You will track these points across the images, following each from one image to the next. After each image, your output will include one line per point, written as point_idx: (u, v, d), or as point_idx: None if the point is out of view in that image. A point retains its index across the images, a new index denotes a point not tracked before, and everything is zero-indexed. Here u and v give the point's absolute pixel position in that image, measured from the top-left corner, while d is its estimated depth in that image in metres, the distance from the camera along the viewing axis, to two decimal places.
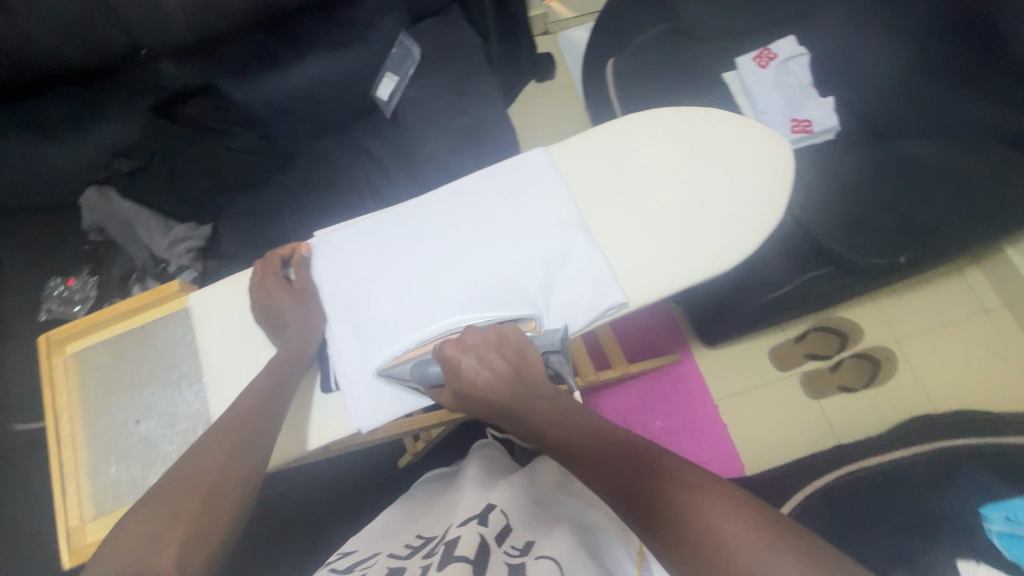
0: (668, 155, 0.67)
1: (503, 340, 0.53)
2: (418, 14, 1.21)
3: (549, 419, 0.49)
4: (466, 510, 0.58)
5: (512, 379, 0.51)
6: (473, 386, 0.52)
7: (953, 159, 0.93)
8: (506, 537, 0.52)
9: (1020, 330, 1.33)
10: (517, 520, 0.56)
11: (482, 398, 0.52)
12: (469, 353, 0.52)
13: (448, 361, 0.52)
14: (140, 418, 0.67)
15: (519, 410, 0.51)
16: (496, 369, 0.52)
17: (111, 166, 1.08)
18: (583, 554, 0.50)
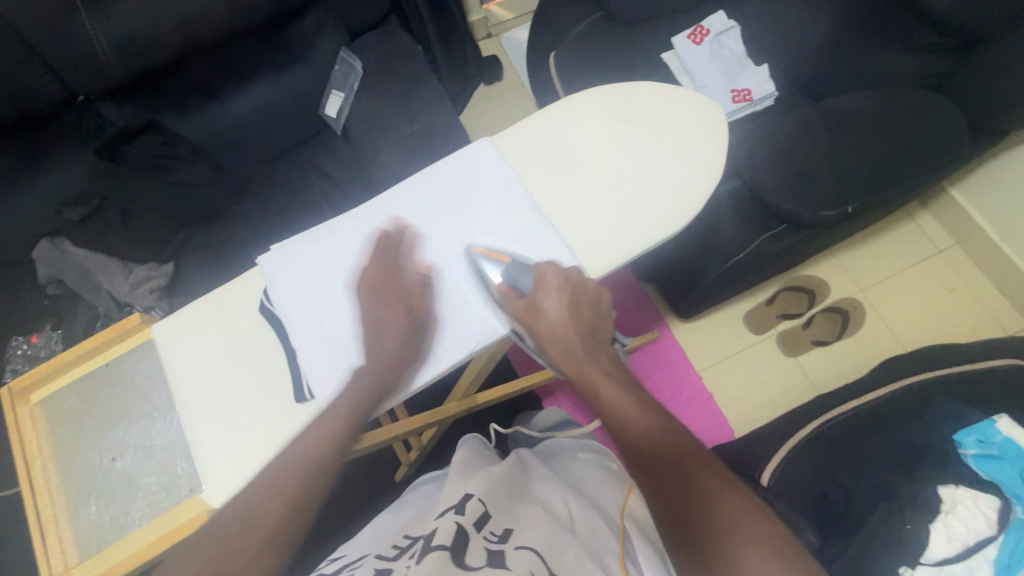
0: (608, 131, 0.70)
1: (590, 286, 0.58)
2: (356, 29, 1.22)
3: (604, 374, 0.53)
4: (448, 502, 0.59)
5: (581, 330, 0.56)
6: (548, 311, 0.56)
7: (878, 109, 0.99)
8: (485, 524, 0.53)
9: (971, 265, 1.39)
10: (496, 508, 0.57)
11: (550, 325, 0.55)
12: (562, 290, 0.57)
13: (545, 284, 0.57)
14: (116, 455, 0.68)
15: (579, 356, 0.54)
16: (579, 307, 0.56)
17: (60, 214, 1.03)
18: (559, 538, 0.52)
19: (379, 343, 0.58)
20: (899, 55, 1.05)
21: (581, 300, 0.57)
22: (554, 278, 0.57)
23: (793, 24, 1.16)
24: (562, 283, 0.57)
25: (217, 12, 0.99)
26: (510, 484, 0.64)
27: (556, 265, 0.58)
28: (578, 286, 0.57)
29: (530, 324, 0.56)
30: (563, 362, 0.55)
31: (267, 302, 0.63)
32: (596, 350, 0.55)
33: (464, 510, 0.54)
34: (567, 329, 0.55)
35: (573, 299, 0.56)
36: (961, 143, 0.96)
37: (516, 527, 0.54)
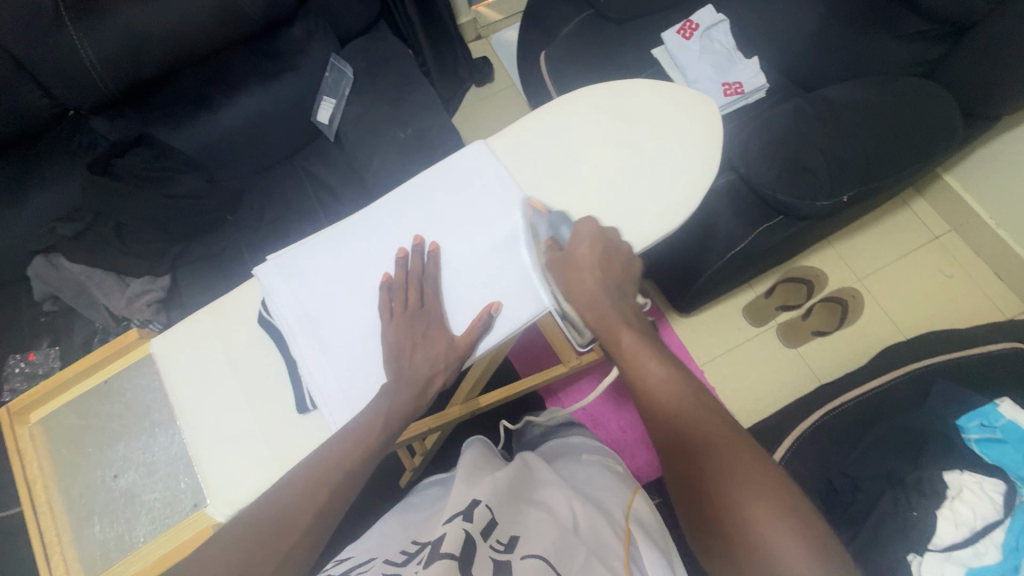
0: (602, 129, 0.70)
1: (624, 248, 0.59)
2: (346, 36, 1.22)
3: (625, 322, 0.54)
4: (455, 507, 0.58)
5: (608, 282, 0.56)
6: (580, 258, 0.57)
7: (870, 98, 1.00)
8: (492, 532, 0.53)
9: (967, 250, 1.40)
10: (502, 513, 0.56)
11: (583, 271, 0.56)
12: (598, 242, 0.58)
13: (584, 233, 0.58)
14: (118, 473, 0.67)
15: (603, 302, 0.55)
16: (609, 264, 0.57)
17: (54, 231, 1.00)
18: (567, 545, 0.52)
19: (411, 367, 0.58)
20: (889, 45, 1.04)
21: (613, 259, 0.58)
22: (589, 236, 0.58)
23: (782, 16, 1.16)
24: (595, 243, 0.57)
25: (206, 24, 0.98)
26: (516, 487, 0.63)
27: (594, 222, 0.59)
28: (612, 246, 0.58)
29: (565, 275, 0.57)
30: (585, 309, 0.55)
31: (265, 311, 0.62)
32: (620, 300, 0.56)
33: (472, 516, 0.54)
34: (598, 281, 0.56)
35: (607, 258, 0.57)
36: (953, 129, 0.97)
37: (522, 533, 0.53)
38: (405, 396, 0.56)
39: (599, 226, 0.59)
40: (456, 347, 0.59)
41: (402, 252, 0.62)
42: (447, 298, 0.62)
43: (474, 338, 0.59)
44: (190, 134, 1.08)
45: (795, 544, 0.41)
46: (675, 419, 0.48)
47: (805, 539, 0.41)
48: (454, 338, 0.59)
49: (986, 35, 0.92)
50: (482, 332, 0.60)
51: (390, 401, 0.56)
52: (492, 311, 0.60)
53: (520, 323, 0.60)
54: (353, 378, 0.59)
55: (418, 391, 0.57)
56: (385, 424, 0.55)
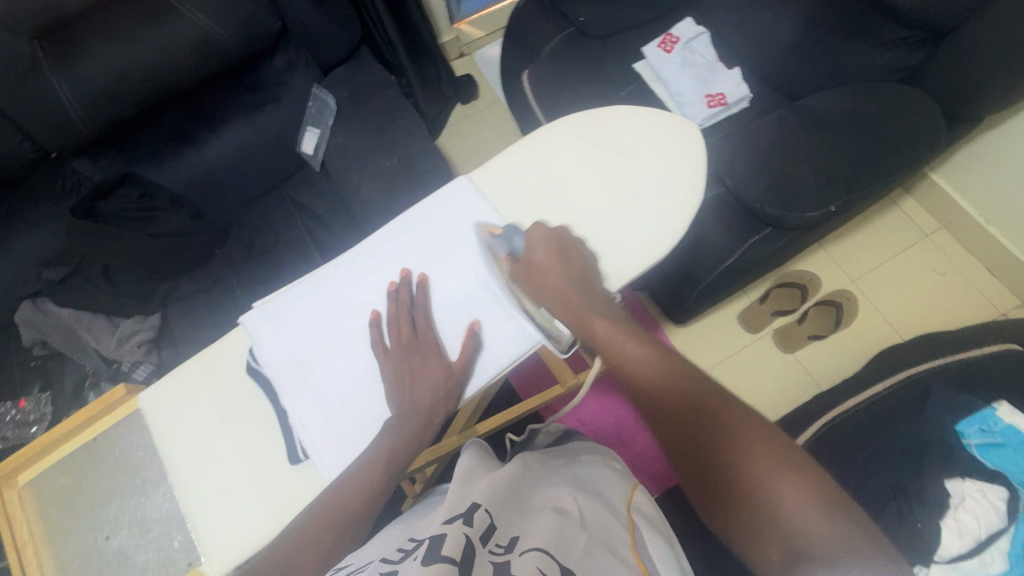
0: (587, 157, 0.70)
1: (579, 247, 0.60)
2: (326, 65, 1.19)
3: (593, 312, 0.56)
4: (452, 508, 0.55)
5: (573, 277, 0.57)
6: (538, 270, 0.58)
7: (852, 106, 1.00)
8: (491, 536, 0.51)
9: (959, 246, 1.40)
10: (500, 516, 0.54)
11: (546, 284, 0.57)
12: (547, 245, 0.59)
13: (533, 240, 0.60)
14: (110, 533, 0.66)
15: (570, 297, 0.56)
16: (566, 263, 0.58)
17: (39, 276, 0.99)
18: (566, 535, 0.52)
19: (410, 405, 0.57)
20: (870, 51, 1.04)
21: (571, 255, 0.59)
22: (542, 239, 0.59)
23: (762, 25, 1.16)
24: (549, 245, 0.59)
25: (186, 59, 0.99)
26: (517, 487, 0.61)
27: (544, 226, 0.60)
28: (567, 242, 0.60)
29: (529, 280, 0.58)
30: (558, 306, 0.57)
31: (252, 360, 0.62)
32: (586, 289, 0.57)
33: (472, 519, 0.51)
34: (563, 277, 0.57)
35: (563, 256, 0.58)
36: (938, 132, 0.97)
37: (522, 532, 0.53)
38: (406, 433, 0.56)
39: (550, 227, 0.61)
40: (453, 376, 0.58)
41: (392, 285, 0.62)
42: (442, 330, 0.62)
43: (471, 364, 0.59)
44: (173, 171, 1.08)
45: (795, 487, 0.43)
46: (671, 401, 0.49)
47: (805, 484, 0.43)
48: (451, 366, 0.58)
49: (966, 41, 0.92)
50: (478, 352, 0.60)
51: (391, 441, 0.56)
52: (477, 329, 0.60)
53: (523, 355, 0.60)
54: (344, 425, 0.59)
55: (418, 428, 0.56)
56: (388, 463, 0.54)
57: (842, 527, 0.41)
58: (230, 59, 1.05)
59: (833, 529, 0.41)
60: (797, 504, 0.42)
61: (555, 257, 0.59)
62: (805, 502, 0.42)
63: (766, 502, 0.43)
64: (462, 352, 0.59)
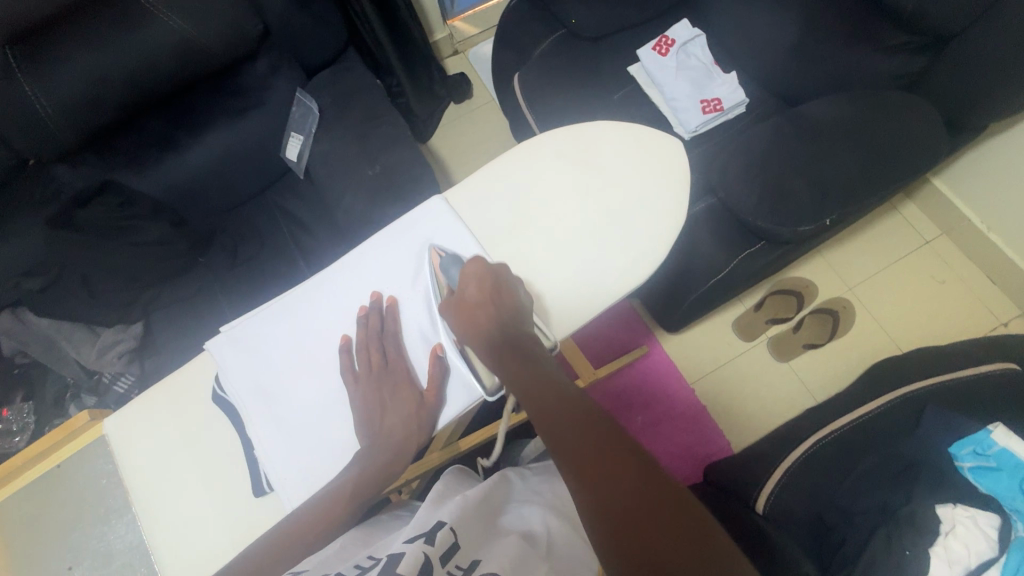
0: (568, 175, 0.67)
1: (514, 285, 0.57)
2: (311, 67, 1.16)
3: (515, 349, 0.52)
4: (416, 526, 0.52)
5: (500, 318, 0.54)
6: (469, 309, 0.55)
7: (848, 114, 0.97)
8: (454, 556, 0.48)
9: (961, 254, 1.37)
10: (466, 537, 0.51)
11: (474, 327, 0.54)
12: (478, 281, 0.56)
13: (468, 275, 0.57)
14: (73, 564, 0.72)
15: (495, 339, 0.53)
16: (499, 301, 0.55)
17: (16, 285, 0.97)
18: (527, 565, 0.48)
19: (381, 436, 0.55)
20: (871, 57, 1.00)
21: (504, 291, 0.56)
22: (474, 274, 0.57)
23: (759, 26, 1.12)
24: (481, 283, 0.56)
25: (165, 65, 0.96)
26: (490, 509, 0.58)
27: (482, 260, 0.58)
28: (502, 277, 0.56)
29: (456, 316, 0.56)
30: (482, 346, 0.53)
31: (218, 388, 0.60)
32: (514, 329, 0.54)
33: (434, 538, 0.49)
34: (491, 316, 0.54)
35: (496, 293, 0.55)
36: (937, 142, 0.94)
37: (485, 556, 0.49)
38: (378, 462, 0.54)
39: (486, 262, 0.58)
40: (426, 405, 0.56)
41: (362, 310, 0.60)
42: (414, 358, 0.60)
43: (442, 392, 0.57)
44: (153, 177, 1.05)
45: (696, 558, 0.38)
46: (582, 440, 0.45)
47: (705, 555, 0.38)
48: (423, 394, 0.57)
49: (968, 49, 0.88)
50: (445, 376, 0.58)
51: (359, 472, 0.54)
52: (440, 353, 0.58)
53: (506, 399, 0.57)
54: (309, 458, 0.57)
55: (391, 456, 0.54)
56: (359, 493, 0.52)
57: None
58: (212, 64, 1.02)
59: None
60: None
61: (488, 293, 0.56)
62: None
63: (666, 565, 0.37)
64: (430, 378, 0.57)
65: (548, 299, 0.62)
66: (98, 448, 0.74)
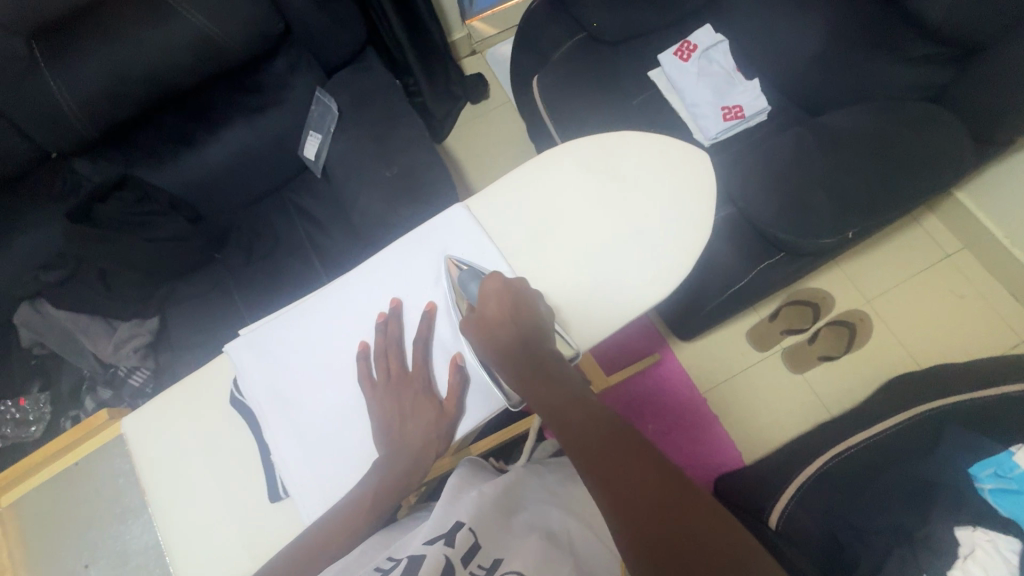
0: (589, 187, 0.67)
1: (534, 302, 0.55)
2: (329, 66, 1.16)
3: (534, 370, 0.51)
4: (433, 526, 0.51)
5: (521, 336, 0.53)
6: (490, 326, 0.54)
7: (872, 125, 0.95)
8: (476, 555, 0.47)
9: (982, 269, 1.34)
10: (486, 536, 0.50)
11: (495, 345, 0.53)
12: (495, 300, 0.54)
13: (486, 292, 0.55)
14: (89, 563, 0.73)
15: (516, 357, 0.52)
16: (519, 319, 0.54)
17: (39, 279, 1.00)
18: (552, 560, 0.47)
19: (400, 444, 0.55)
20: (895, 67, 0.98)
21: (525, 308, 0.54)
22: (493, 292, 0.55)
23: (783, 33, 1.10)
24: (501, 302, 0.54)
25: (185, 63, 0.96)
26: (507, 504, 0.55)
27: (500, 277, 0.56)
28: (521, 295, 0.55)
29: (476, 334, 0.54)
30: (505, 366, 0.52)
31: (237, 390, 0.60)
32: (537, 346, 0.53)
33: (453, 540, 0.48)
34: (511, 335, 0.53)
35: (515, 311, 0.54)
36: (964, 155, 0.92)
37: (507, 554, 0.48)
38: (396, 471, 0.54)
39: (505, 279, 0.56)
40: (446, 414, 0.56)
41: (381, 317, 0.60)
42: (433, 365, 0.59)
43: (461, 401, 0.57)
44: (171, 174, 1.06)
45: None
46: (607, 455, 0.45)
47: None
48: (442, 403, 0.56)
49: (998, 62, 0.86)
50: (465, 387, 0.57)
51: (378, 480, 0.54)
52: (461, 361, 0.58)
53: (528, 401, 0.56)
54: (327, 464, 0.57)
55: (409, 465, 0.54)
56: (379, 501, 0.53)
57: None
58: (232, 62, 1.02)
59: None
60: None
61: (508, 311, 0.54)
62: None
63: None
64: (450, 387, 0.57)
65: (567, 312, 0.61)
66: (116, 446, 0.75)
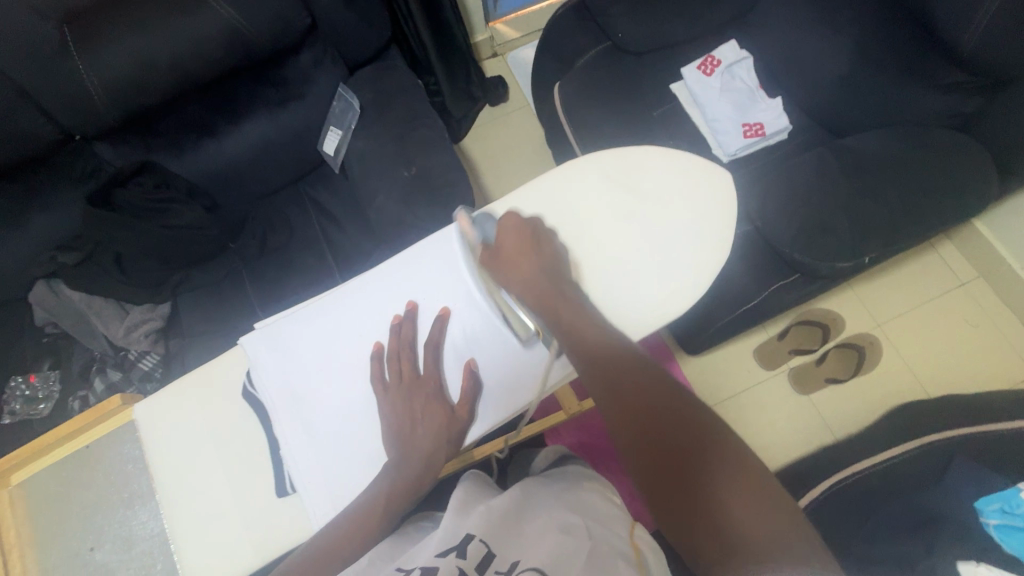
0: (609, 199, 0.67)
1: (551, 236, 0.60)
2: (353, 63, 1.16)
3: (558, 294, 0.56)
4: (444, 538, 0.52)
5: (543, 266, 0.57)
6: (512, 254, 0.58)
7: (895, 150, 0.94)
8: (491, 563, 0.47)
9: (996, 299, 1.33)
10: (499, 544, 0.50)
11: (517, 268, 0.57)
12: (515, 231, 0.59)
13: (505, 226, 0.60)
14: (94, 546, 0.77)
15: (538, 282, 0.56)
16: (541, 251, 0.58)
17: (54, 258, 1.01)
18: (568, 556, 0.47)
19: (411, 449, 0.55)
20: (922, 94, 0.96)
21: (542, 242, 0.59)
22: (511, 229, 0.59)
23: (809, 51, 1.08)
24: (521, 240, 0.58)
25: (211, 51, 0.96)
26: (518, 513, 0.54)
27: (517, 214, 0.61)
28: (540, 232, 0.59)
29: (498, 268, 0.58)
30: (524, 290, 0.56)
31: (249, 384, 0.61)
32: (557, 275, 0.58)
33: (466, 552, 0.48)
34: (535, 262, 0.57)
35: (535, 241, 0.59)
36: (987, 187, 0.91)
37: (524, 556, 0.48)
38: (404, 476, 0.54)
39: (520, 216, 0.60)
40: (457, 419, 0.56)
41: (396, 319, 0.60)
42: (446, 370, 0.59)
43: (472, 407, 0.57)
44: (190, 162, 1.06)
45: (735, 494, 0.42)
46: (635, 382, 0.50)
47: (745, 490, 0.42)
48: (454, 409, 0.57)
49: None
50: (478, 393, 0.58)
51: (388, 483, 0.54)
52: (474, 367, 0.58)
53: (558, 376, 0.58)
54: (336, 462, 0.57)
55: (419, 471, 0.54)
56: (387, 506, 0.52)
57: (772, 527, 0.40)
58: (256, 52, 1.03)
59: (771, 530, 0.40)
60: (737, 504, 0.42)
61: (526, 242, 0.59)
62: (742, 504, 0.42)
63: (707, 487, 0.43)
64: (462, 394, 0.57)
65: None
66: (126, 433, 0.78)
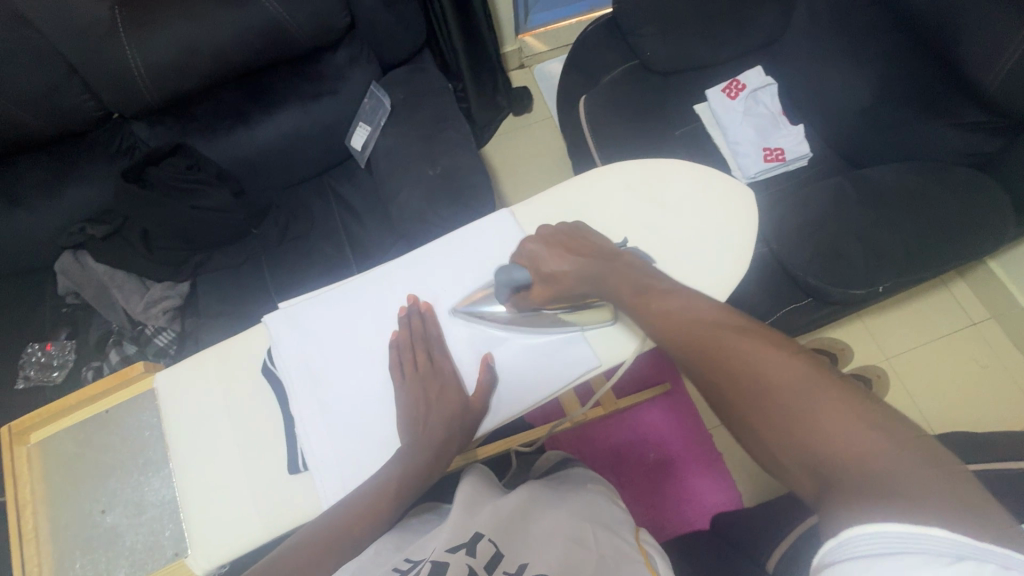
0: (632, 211, 0.68)
1: (587, 234, 0.59)
2: (387, 63, 1.19)
3: (586, 285, 0.56)
4: (452, 533, 0.50)
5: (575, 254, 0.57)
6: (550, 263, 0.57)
7: (916, 184, 0.95)
8: (500, 564, 0.46)
9: (1009, 340, 1.32)
10: (508, 544, 0.49)
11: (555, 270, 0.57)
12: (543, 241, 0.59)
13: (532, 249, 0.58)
14: (106, 508, 0.79)
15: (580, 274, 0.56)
16: (574, 245, 0.58)
17: (83, 230, 1.04)
18: (576, 560, 0.47)
19: (425, 436, 0.56)
20: (945, 132, 0.97)
21: (577, 241, 0.58)
22: (544, 239, 0.59)
23: (835, 82, 1.10)
24: (549, 243, 0.58)
25: (254, 43, 1.00)
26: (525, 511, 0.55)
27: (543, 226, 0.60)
28: (570, 234, 0.59)
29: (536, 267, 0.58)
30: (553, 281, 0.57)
31: (269, 361, 0.62)
32: (596, 262, 0.56)
33: (475, 550, 0.47)
34: (570, 261, 0.56)
35: (569, 240, 0.58)
36: (1005, 225, 0.92)
37: (532, 559, 0.47)
38: (418, 462, 0.55)
39: (548, 228, 0.60)
40: (471, 411, 0.57)
41: (403, 307, 0.62)
42: (459, 359, 0.61)
43: (486, 398, 0.59)
44: (222, 147, 1.09)
45: (851, 427, 0.36)
46: (701, 332, 0.46)
47: (863, 424, 0.36)
48: (468, 400, 0.58)
49: None
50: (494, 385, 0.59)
51: (399, 468, 0.54)
52: (490, 361, 0.59)
53: (570, 378, 0.59)
54: (351, 445, 0.58)
55: (429, 460, 0.55)
56: (396, 491, 0.53)
57: (904, 457, 0.34)
58: (297, 46, 1.06)
59: (898, 462, 0.34)
60: (852, 440, 0.36)
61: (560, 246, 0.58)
62: (859, 439, 0.36)
63: (809, 430, 0.38)
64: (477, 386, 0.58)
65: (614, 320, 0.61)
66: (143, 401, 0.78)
